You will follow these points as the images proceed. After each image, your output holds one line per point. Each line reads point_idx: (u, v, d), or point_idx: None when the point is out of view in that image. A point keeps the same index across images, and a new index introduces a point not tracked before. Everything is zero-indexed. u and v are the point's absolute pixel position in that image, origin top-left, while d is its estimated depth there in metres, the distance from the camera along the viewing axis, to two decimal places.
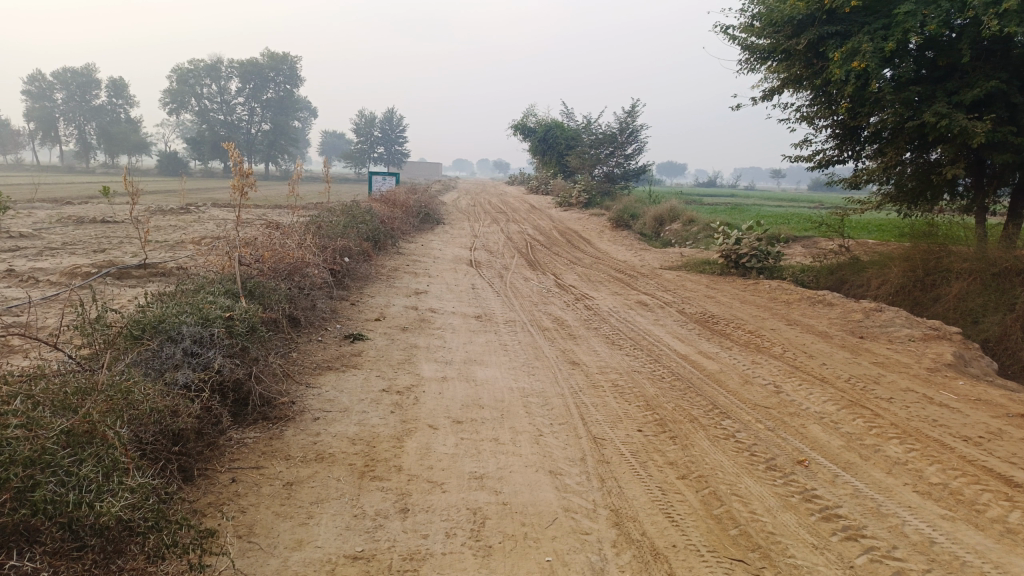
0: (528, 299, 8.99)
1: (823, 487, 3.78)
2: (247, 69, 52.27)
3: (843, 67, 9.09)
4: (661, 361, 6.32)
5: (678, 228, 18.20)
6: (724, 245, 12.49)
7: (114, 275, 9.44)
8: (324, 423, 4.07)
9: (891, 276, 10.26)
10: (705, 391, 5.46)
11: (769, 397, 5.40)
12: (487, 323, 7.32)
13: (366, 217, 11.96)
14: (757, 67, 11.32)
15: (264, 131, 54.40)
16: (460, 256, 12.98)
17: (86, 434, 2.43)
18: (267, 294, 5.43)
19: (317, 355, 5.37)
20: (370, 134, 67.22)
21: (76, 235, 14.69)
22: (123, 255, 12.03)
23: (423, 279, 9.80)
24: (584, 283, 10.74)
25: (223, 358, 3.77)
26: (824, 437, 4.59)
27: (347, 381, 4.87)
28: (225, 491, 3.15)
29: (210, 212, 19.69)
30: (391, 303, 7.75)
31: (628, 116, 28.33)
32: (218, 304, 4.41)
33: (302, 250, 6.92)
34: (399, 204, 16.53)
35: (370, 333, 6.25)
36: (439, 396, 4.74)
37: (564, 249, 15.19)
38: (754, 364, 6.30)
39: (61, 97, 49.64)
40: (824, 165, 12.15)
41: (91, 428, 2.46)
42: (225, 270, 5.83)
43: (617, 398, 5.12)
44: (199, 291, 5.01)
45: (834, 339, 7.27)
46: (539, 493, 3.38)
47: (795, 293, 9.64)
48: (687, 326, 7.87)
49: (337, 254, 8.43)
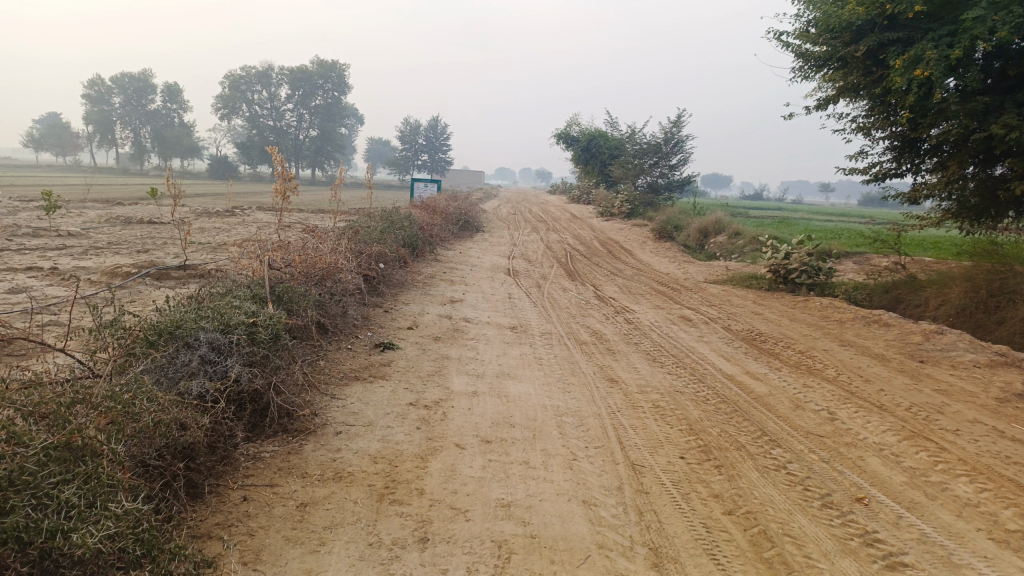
0: (566, 311, 8.71)
1: (885, 530, 3.43)
2: (296, 76, 53.18)
3: (905, 76, 8.63)
4: (705, 381, 5.98)
5: (723, 241, 17.73)
6: (772, 259, 12.04)
7: (153, 276, 9.44)
8: (346, 438, 3.86)
9: (951, 296, 9.72)
10: (753, 416, 5.11)
11: (823, 425, 5.03)
12: (523, 335, 7.07)
13: (404, 223, 11.83)
14: (812, 75, 10.88)
15: (311, 136, 55.21)
16: (498, 265, 12.77)
17: (72, 450, 2.27)
18: (296, 300, 5.26)
19: (346, 365, 5.19)
20: (415, 141, 67.74)
21: (122, 235, 14.89)
22: (165, 256, 12.12)
23: (459, 287, 9.60)
24: (624, 295, 10.42)
25: (242, 366, 3.59)
26: (885, 472, 4.21)
27: (374, 393, 4.66)
28: (235, 511, 2.95)
29: (254, 215, 19.88)
30: (426, 312, 7.56)
31: (674, 126, 27.87)
32: (242, 309, 4.25)
33: (336, 255, 6.76)
34: (438, 211, 16.42)
35: (402, 342, 6.04)
36: (468, 412, 4.49)
37: (605, 259, 14.87)
38: (805, 388, 5.92)
39: (118, 101, 51.05)
40: (880, 179, 11.61)
41: (81, 444, 2.29)
42: (256, 274, 5.70)
43: (658, 420, 4.82)
44: (227, 296, 4.87)
45: (892, 363, 6.83)
46: (571, 526, 3.11)
47: (849, 312, 9.17)
48: (732, 344, 7.50)
49: (372, 259, 8.28)
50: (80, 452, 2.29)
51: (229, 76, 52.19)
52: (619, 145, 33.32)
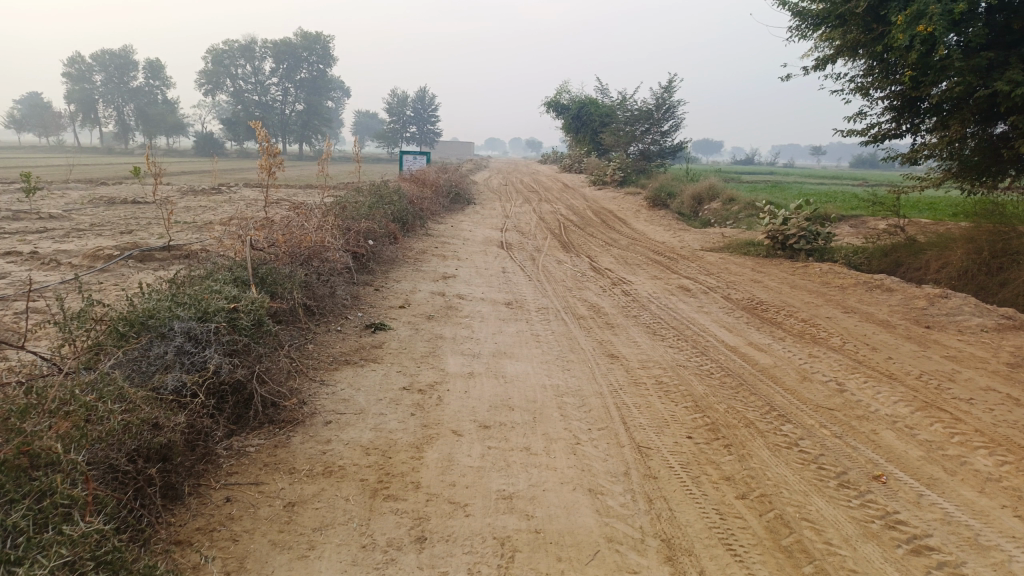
0: (561, 284, 8.49)
1: (906, 511, 3.26)
2: (279, 49, 52.11)
3: (907, 32, 8.34)
4: (708, 353, 5.79)
5: (717, 208, 17.47)
6: (770, 225, 11.82)
7: (137, 258, 9.17)
8: (336, 428, 3.65)
9: (953, 258, 9.53)
10: (760, 390, 4.93)
11: (832, 397, 4.86)
12: (519, 310, 6.84)
13: (394, 198, 11.54)
14: (810, 34, 10.55)
15: (297, 111, 54.34)
16: (491, 237, 12.51)
17: (15, 468, 2.10)
18: (281, 282, 5.02)
19: (335, 348, 4.97)
20: (402, 114, 66.89)
21: (105, 216, 14.56)
22: (149, 236, 11.82)
23: (452, 262, 9.37)
24: (620, 266, 10.20)
25: (222, 357, 3.37)
26: (901, 446, 4.05)
27: (365, 378, 4.44)
28: (218, 513, 2.75)
29: (241, 192, 19.51)
30: (418, 289, 7.32)
31: (665, 91, 27.43)
32: (222, 294, 4.02)
33: (322, 233, 6.50)
34: (428, 184, 16.11)
35: (393, 322, 5.83)
36: (465, 395, 4.28)
37: (599, 229, 14.63)
38: (812, 358, 5.74)
39: (99, 79, 50.03)
40: (878, 140, 11.36)
41: (25, 462, 2.13)
42: (238, 255, 5.44)
43: (663, 397, 4.63)
44: (206, 280, 4.63)
45: (898, 329, 6.66)
46: (577, 518, 2.92)
47: (849, 277, 8.99)
48: (734, 313, 7.31)
49: (361, 236, 8.02)
50: (25, 470, 2.13)
51: (211, 50, 50.97)
52: (609, 113, 32.85)
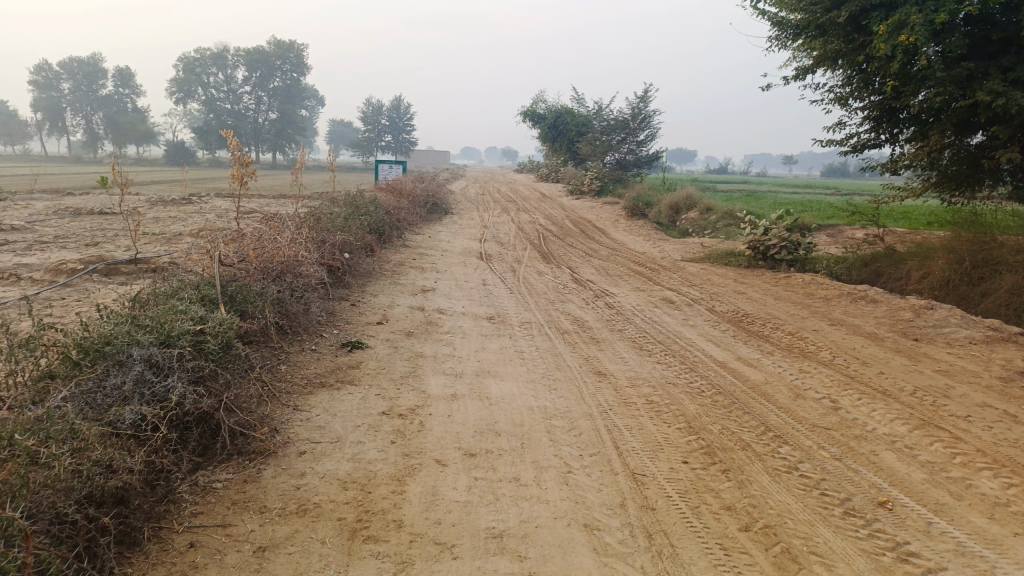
0: (543, 296, 8.29)
1: (917, 541, 3.10)
2: (252, 58, 51.47)
3: (889, 42, 8.27)
4: (698, 370, 5.61)
5: (695, 217, 17.44)
6: (750, 236, 11.75)
7: (101, 272, 8.80)
8: (312, 459, 3.40)
9: (934, 268, 9.50)
10: (754, 408, 4.76)
11: (828, 416, 4.70)
12: (501, 325, 6.63)
13: (370, 208, 11.28)
14: (790, 44, 10.52)
15: (270, 119, 53.71)
16: (470, 249, 12.28)
17: None
18: (251, 300, 4.75)
19: (310, 369, 4.71)
20: (377, 123, 66.48)
21: (70, 227, 14.10)
22: (115, 249, 11.42)
23: (430, 275, 9.12)
24: (602, 277, 10.04)
25: (186, 386, 3.10)
26: (903, 469, 3.90)
27: (342, 402, 4.19)
28: (179, 562, 2.49)
29: (213, 202, 19.13)
30: (396, 304, 7.07)
31: (641, 100, 27.45)
32: (187, 316, 3.76)
33: (295, 246, 6.23)
34: (405, 194, 15.85)
35: (371, 340, 5.58)
36: (448, 420, 4.05)
37: (578, 239, 14.48)
38: (803, 374, 5.59)
39: (67, 87, 49.03)
40: (857, 149, 11.36)
41: None
42: (206, 271, 5.16)
43: (654, 418, 4.44)
44: (171, 299, 4.35)
45: (886, 342, 6.55)
46: (573, 559, 2.71)
47: (833, 288, 8.90)
48: (719, 326, 7.16)
49: (336, 249, 7.75)
50: None
51: (183, 58, 50.25)
52: (586, 122, 32.88)
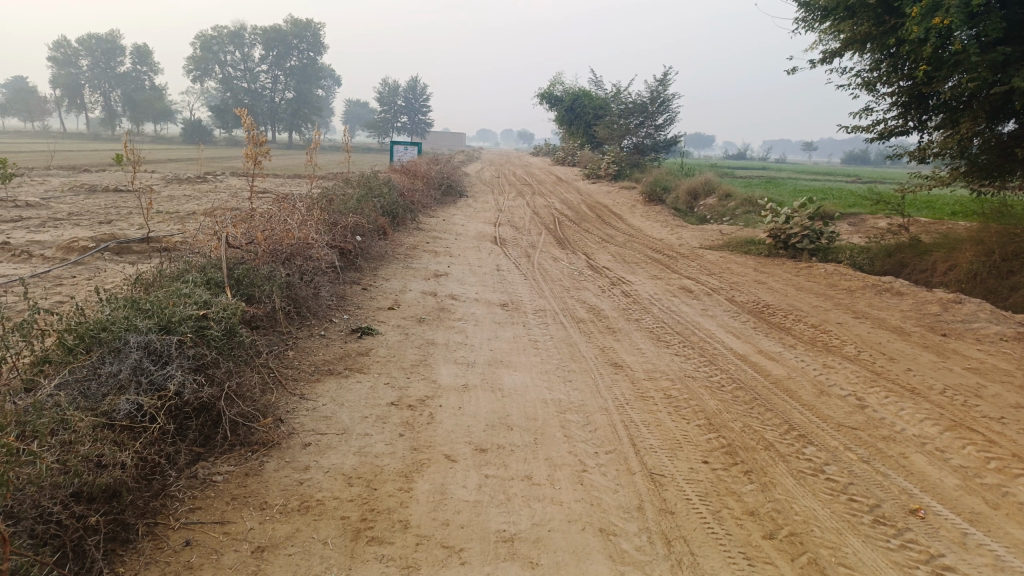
0: (558, 283, 8.12)
1: (952, 554, 2.93)
2: (269, 36, 51.27)
3: (922, 24, 7.95)
4: (717, 363, 5.43)
5: (713, 204, 17.14)
6: (771, 224, 11.48)
7: (113, 251, 8.73)
8: (317, 452, 3.26)
9: (962, 261, 9.22)
10: (777, 405, 4.58)
11: (854, 415, 4.51)
12: (515, 313, 6.47)
13: (383, 190, 11.12)
14: (817, 26, 10.18)
15: (286, 99, 53.59)
16: (484, 233, 12.11)
17: None
18: (257, 284, 4.62)
19: (317, 356, 4.58)
20: (393, 103, 66.17)
21: (84, 205, 14.05)
22: (128, 227, 11.36)
23: (444, 259, 8.97)
24: (618, 264, 9.84)
25: (186, 374, 2.98)
26: (934, 473, 3.71)
27: (349, 391, 4.05)
28: (173, 561, 2.36)
29: (228, 181, 19.05)
30: (408, 288, 6.93)
31: (660, 84, 27.03)
32: (190, 300, 3.63)
33: (306, 228, 6.09)
34: (420, 176, 15.68)
35: (381, 326, 5.43)
36: (459, 412, 3.90)
37: (595, 225, 14.27)
38: (827, 369, 5.40)
39: (85, 64, 49.07)
40: (884, 136, 11.04)
41: None
42: (213, 253, 5.03)
43: (673, 414, 4.27)
44: (176, 282, 4.23)
45: (913, 337, 6.32)
46: (588, 567, 2.56)
47: (856, 279, 8.66)
48: (739, 318, 6.96)
49: (348, 231, 7.60)
50: None
51: (200, 35, 50.14)
52: (604, 105, 32.49)
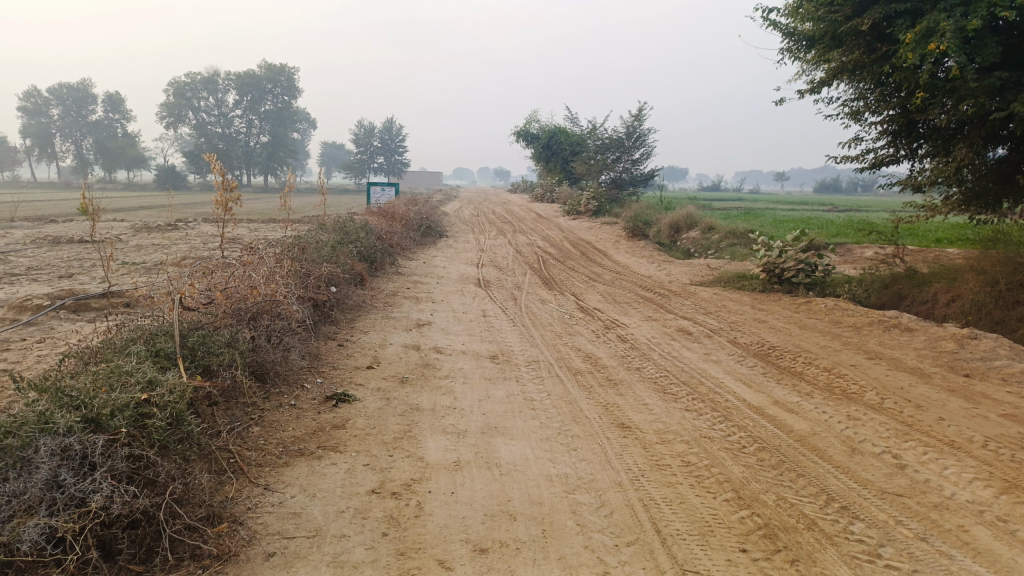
0: (549, 329, 7.60)
1: None
2: (243, 81, 51.08)
3: (916, 50, 7.66)
4: (733, 418, 4.93)
5: (697, 237, 16.86)
6: (764, 258, 11.11)
7: (70, 309, 8.10)
8: (282, 565, 2.68)
9: (965, 292, 8.83)
10: (808, 470, 4.07)
11: (895, 478, 4.02)
12: (506, 366, 5.95)
13: (361, 235, 10.60)
14: (804, 56, 9.93)
15: (262, 143, 53.23)
16: (467, 275, 11.60)
17: None
18: (215, 353, 4.06)
19: (286, 432, 4.00)
20: (370, 145, 66.09)
21: (46, 257, 13.40)
22: (89, 281, 10.72)
23: (426, 306, 8.44)
24: (609, 305, 9.38)
25: (111, 483, 2.43)
26: (1004, 551, 3.21)
27: (323, 477, 3.47)
28: None
29: (200, 228, 18.42)
30: (388, 342, 6.38)
31: (635, 119, 26.90)
32: (130, 382, 3.10)
33: (275, 282, 5.55)
34: (398, 218, 15.22)
35: (359, 391, 4.87)
36: (452, 499, 3.34)
37: (580, 262, 13.85)
38: (853, 422, 4.91)
39: (57, 113, 48.47)
40: (874, 165, 10.77)
41: None
42: (168, 317, 4.46)
43: (696, 487, 3.74)
44: (119, 356, 3.68)
45: (936, 380, 5.87)
46: None
47: (860, 315, 8.26)
48: (746, 362, 6.47)
49: (323, 281, 7.07)
50: None
51: (173, 82, 49.84)
52: (579, 141, 32.46)
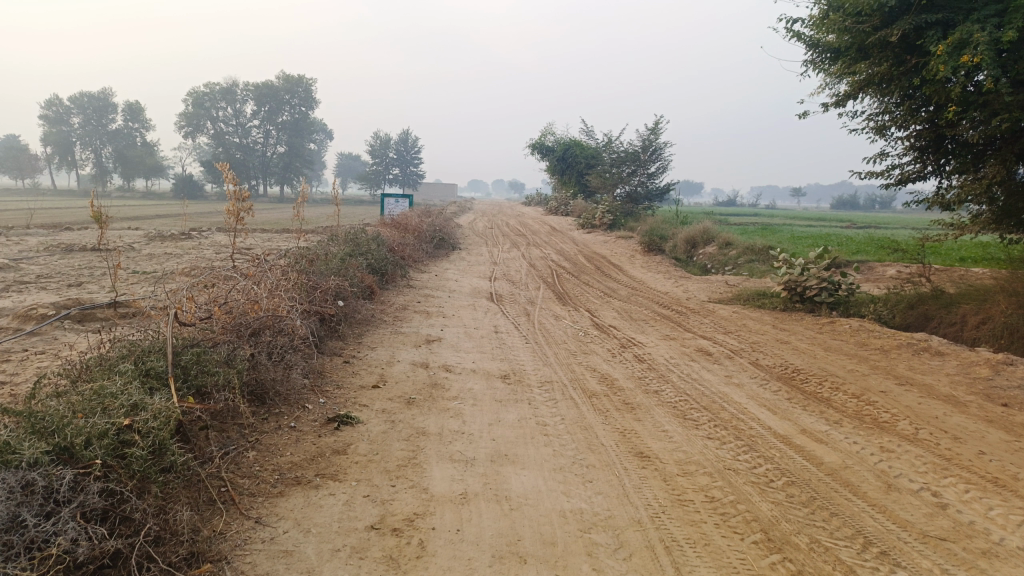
0: (563, 347, 7.34)
1: None
2: (261, 92, 51.39)
3: (948, 63, 7.36)
4: (759, 448, 4.63)
5: (714, 252, 16.56)
6: (785, 275, 10.79)
7: (75, 319, 7.93)
8: None
9: (996, 314, 8.48)
10: (842, 508, 3.78)
11: (937, 519, 3.71)
12: (518, 387, 5.69)
13: (372, 246, 10.40)
14: (829, 69, 9.66)
15: (278, 153, 53.48)
16: (480, 289, 11.36)
17: None
18: (210, 372, 3.84)
19: (284, 458, 3.76)
20: (385, 156, 66.26)
21: (57, 265, 13.29)
22: (97, 290, 10.58)
23: (437, 321, 8.20)
24: (625, 322, 9.11)
25: (75, 522, 2.20)
26: None
27: (320, 510, 3.23)
28: None
29: (213, 237, 18.34)
30: (396, 359, 6.13)
31: (651, 132, 26.66)
32: (111, 405, 2.88)
33: (279, 296, 5.33)
34: (410, 229, 15.04)
35: (363, 412, 4.62)
36: (458, 538, 3.08)
37: (595, 277, 13.57)
38: (887, 454, 4.60)
39: (78, 121, 49.00)
40: (900, 181, 10.43)
41: None
42: (164, 332, 4.24)
43: (722, 527, 3.46)
44: (106, 375, 3.47)
45: (972, 409, 5.55)
46: None
47: (888, 337, 7.93)
48: (770, 386, 6.18)
49: (331, 295, 6.86)
50: None
51: (193, 92, 50.30)
52: (595, 154, 32.26)
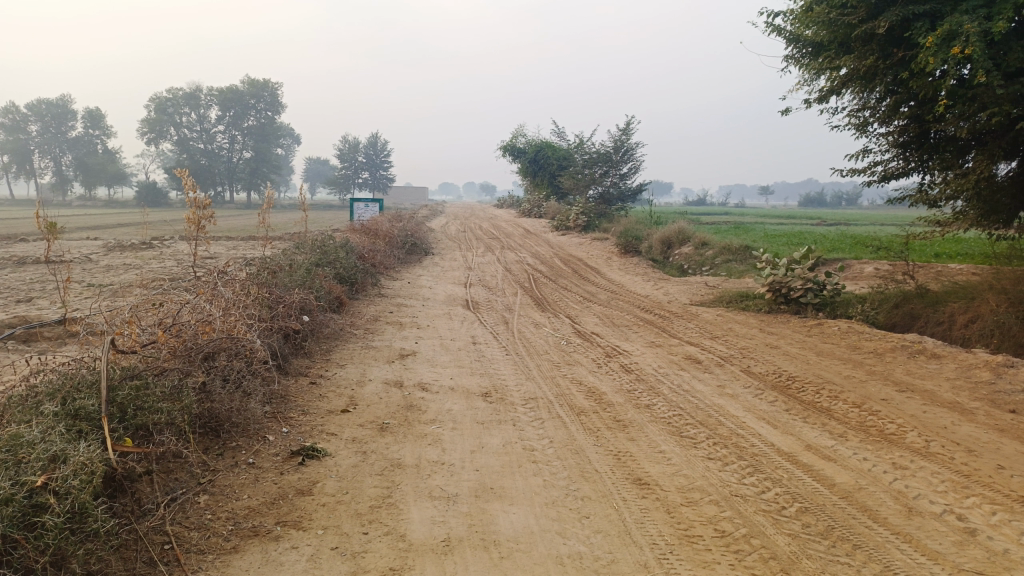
0: (546, 358, 6.93)
1: None
2: (227, 97, 50.38)
3: (938, 55, 7.07)
4: (765, 469, 4.27)
5: (690, 253, 16.30)
6: (770, 276, 10.50)
7: (19, 340, 7.31)
8: None
9: (986, 313, 8.25)
10: (865, 539, 3.42)
11: (968, 548, 3.37)
12: (501, 406, 5.27)
13: (341, 255, 9.91)
14: (811, 64, 9.42)
15: (244, 159, 52.38)
16: (454, 296, 10.91)
17: None
18: (152, 408, 3.37)
19: (239, 503, 3.29)
20: (354, 160, 65.34)
21: (8, 279, 12.56)
22: (47, 306, 9.92)
23: (411, 333, 7.74)
24: (608, 328, 8.74)
25: None
26: None
27: (280, 569, 2.78)
28: None
29: (175, 247, 17.64)
30: (368, 378, 5.67)
31: (623, 132, 26.44)
32: (20, 458, 2.42)
33: (238, 315, 4.85)
34: (381, 235, 14.53)
35: (332, 443, 4.16)
36: None
37: (573, 281, 13.20)
38: (901, 472, 4.27)
39: (36, 129, 47.61)
40: (883, 179, 10.21)
41: None
42: (100, 362, 3.75)
43: (738, 568, 3.07)
44: (27, 418, 2.99)
45: (980, 417, 5.25)
46: None
47: (880, 340, 7.64)
48: (766, 396, 5.84)
49: (297, 309, 6.37)
50: None
51: (155, 97, 49.11)
52: (566, 155, 31.96)
